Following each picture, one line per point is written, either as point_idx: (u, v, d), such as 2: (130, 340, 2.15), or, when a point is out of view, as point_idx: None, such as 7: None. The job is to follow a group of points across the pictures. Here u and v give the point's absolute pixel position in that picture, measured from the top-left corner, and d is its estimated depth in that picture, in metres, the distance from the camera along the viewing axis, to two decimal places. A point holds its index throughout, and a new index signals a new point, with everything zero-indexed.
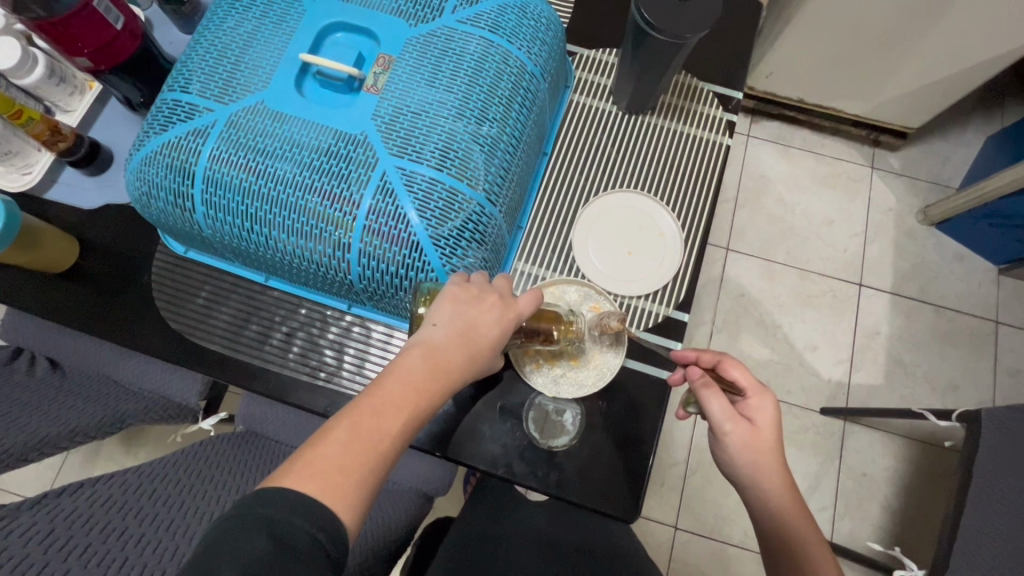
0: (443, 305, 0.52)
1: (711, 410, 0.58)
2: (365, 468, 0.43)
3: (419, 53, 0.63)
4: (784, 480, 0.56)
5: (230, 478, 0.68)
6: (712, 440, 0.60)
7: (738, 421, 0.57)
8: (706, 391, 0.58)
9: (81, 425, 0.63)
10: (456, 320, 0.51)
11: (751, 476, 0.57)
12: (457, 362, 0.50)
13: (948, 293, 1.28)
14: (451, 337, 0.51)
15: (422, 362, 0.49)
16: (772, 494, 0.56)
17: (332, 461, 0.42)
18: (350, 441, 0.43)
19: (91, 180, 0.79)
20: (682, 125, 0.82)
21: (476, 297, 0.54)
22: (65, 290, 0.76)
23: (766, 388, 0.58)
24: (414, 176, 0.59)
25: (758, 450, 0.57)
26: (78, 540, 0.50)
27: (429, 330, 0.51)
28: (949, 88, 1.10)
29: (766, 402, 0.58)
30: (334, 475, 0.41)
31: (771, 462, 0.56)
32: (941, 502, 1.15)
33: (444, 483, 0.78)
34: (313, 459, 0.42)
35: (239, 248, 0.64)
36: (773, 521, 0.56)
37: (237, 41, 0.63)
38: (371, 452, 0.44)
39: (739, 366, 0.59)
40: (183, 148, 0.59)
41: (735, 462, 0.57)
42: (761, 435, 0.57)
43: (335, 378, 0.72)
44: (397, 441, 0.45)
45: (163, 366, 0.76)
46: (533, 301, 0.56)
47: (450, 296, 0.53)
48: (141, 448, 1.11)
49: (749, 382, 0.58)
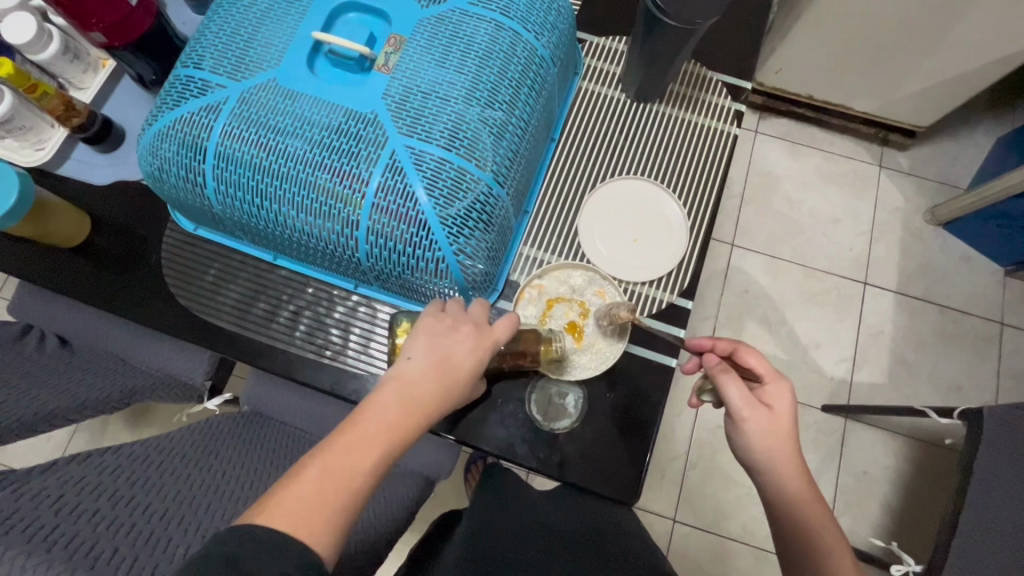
0: (417, 339, 0.53)
1: (729, 396, 0.58)
2: (339, 505, 0.43)
3: (430, 34, 0.63)
4: (798, 467, 0.57)
5: (235, 454, 0.69)
6: (729, 425, 0.60)
7: (756, 407, 0.58)
8: (724, 375, 0.59)
9: (90, 400, 0.64)
10: (432, 352, 0.52)
11: (765, 463, 0.57)
12: (432, 397, 0.51)
13: (953, 293, 1.28)
14: (429, 372, 0.51)
15: (398, 397, 0.49)
16: (786, 481, 0.57)
17: (304, 501, 0.42)
18: (321, 479, 0.43)
19: (101, 157, 0.80)
20: (691, 114, 0.82)
21: (451, 327, 0.55)
22: (75, 264, 0.77)
23: (782, 374, 0.59)
24: (423, 156, 0.59)
25: (774, 436, 0.57)
26: (87, 505, 0.51)
27: (405, 363, 0.51)
28: (961, 88, 1.09)
29: (782, 387, 0.59)
30: (305, 513, 0.41)
31: (787, 450, 0.57)
32: (939, 501, 1.15)
33: (446, 467, 0.78)
34: (284, 499, 0.42)
35: (248, 225, 0.65)
36: (790, 510, 0.56)
37: (250, 20, 0.64)
38: (344, 490, 0.44)
39: (755, 353, 0.61)
40: (196, 123, 0.60)
41: (750, 447, 0.58)
42: (777, 422, 0.58)
43: (340, 356, 0.73)
44: (370, 475, 0.45)
45: (171, 346, 0.77)
46: (510, 327, 0.58)
47: (425, 329, 0.54)
48: (148, 427, 1.13)
49: (765, 368, 0.60)
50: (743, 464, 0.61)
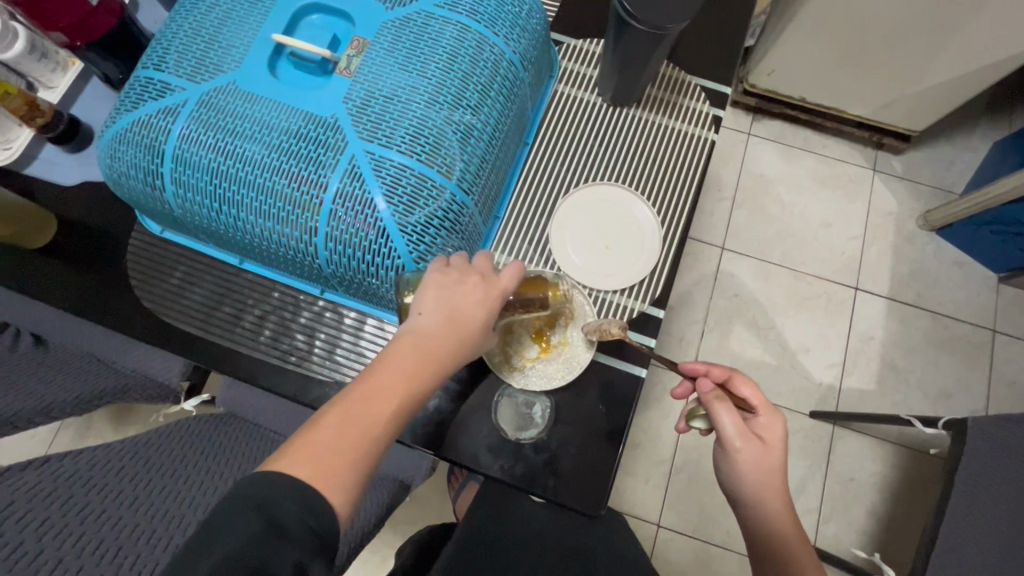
0: (426, 293, 0.51)
1: (722, 424, 0.58)
2: (357, 454, 0.43)
3: (394, 37, 0.62)
4: (785, 503, 0.58)
5: (203, 459, 0.68)
6: (719, 453, 0.60)
7: (748, 438, 0.58)
8: (718, 404, 0.58)
9: (56, 401, 0.61)
10: (441, 308, 0.50)
11: (753, 495, 0.58)
12: (447, 348, 0.50)
13: (946, 299, 1.26)
14: (440, 323, 0.50)
15: (412, 348, 0.48)
16: (770, 513, 0.57)
17: (325, 447, 0.42)
18: (341, 427, 0.43)
19: (70, 157, 0.79)
20: (667, 119, 0.80)
21: (458, 280, 0.53)
22: (44, 264, 0.76)
23: (778, 409, 0.58)
24: (383, 161, 0.58)
25: (764, 469, 0.57)
26: (35, 513, 0.50)
27: (417, 318, 0.50)
28: (955, 91, 1.08)
29: (776, 422, 0.58)
30: (325, 461, 0.41)
31: (776, 484, 0.57)
32: (926, 509, 1.14)
33: (421, 472, 0.76)
34: (305, 445, 0.42)
35: (210, 229, 0.64)
36: (772, 541, 0.57)
37: (211, 22, 0.63)
38: (364, 439, 0.44)
39: (750, 384, 0.59)
40: (154, 126, 0.59)
41: (740, 478, 0.58)
42: (769, 455, 0.57)
43: (305, 362, 0.73)
44: (389, 425, 0.45)
45: (145, 347, 0.75)
46: (517, 276, 0.55)
47: (433, 283, 0.52)
48: (129, 426, 1.13)
49: (761, 401, 0.58)
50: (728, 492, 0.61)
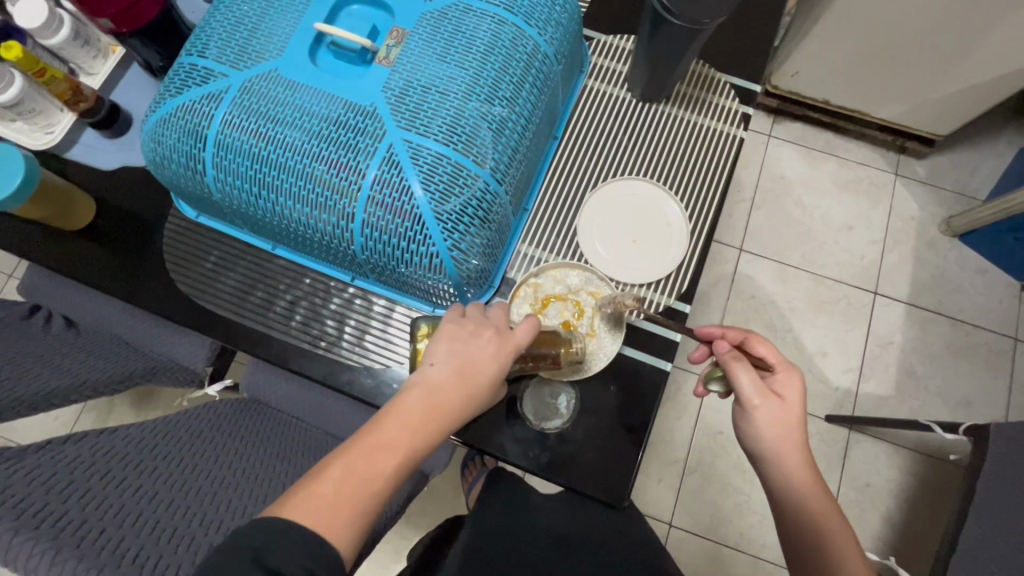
0: (439, 344, 0.54)
1: (740, 384, 0.58)
2: (354, 506, 0.44)
3: (432, 29, 0.63)
4: (805, 461, 0.57)
5: (231, 440, 0.69)
6: (737, 413, 0.60)
7: (768, 396, 0.58)
8: (736, 364, 0.58)
9: (90, 380, 0.64)
10: (452, 359, 0.53)
11: (773, 453, 0.58)
12: (456, 401, 0.51)
13: (967, 306, 1.25)
14: (451, 378, 0.52)
15: (420, 403, 0.50)
16: (792, 472, 0.57)
17: (325, 499, 0.43)
18: (342, 480, 0.44)
19: (109, 142, 0.81)
20: (697, 116, 0.81)
21: (472, 333, 0.55)
22: (77, 247, 0.78)
23: (795, 365, 0.59)
24: (420, 150, 0.59)
25: (784, 424, 0.57)
26: (78, 485, 0.51)
27: (428, 369, 0.52)
28: (981, 96, 1.07)
29: (794, 377, 0.59)
30: (327, 511, 0.42)
31: (796, 439, 0.58)
32: (943, 517, 1.13)
33: (441, 461, 0.77)
34: (308, 495, 0.43)
35: (248, 214, 0.66)
36: (794, 501, 0.57)
37: (254, 11, 0.64)
38: (364, 490, 0.45)
39: (766, 344, 0.61)
40: (197, 111, 0.60)
41: (759, 436, 0.58)
42: (787, 411, 0.58)
43: (335, 347, 0.74)
44: (392, 478, 0.46)
45: (173, 331, 0.77)
46: (531, 330, 0.58)
47: (448, 334, 0.54)
48: (152, 410, 1.15)
49: (778, 358, 0.60)
50: (748, 451, 0.61)
